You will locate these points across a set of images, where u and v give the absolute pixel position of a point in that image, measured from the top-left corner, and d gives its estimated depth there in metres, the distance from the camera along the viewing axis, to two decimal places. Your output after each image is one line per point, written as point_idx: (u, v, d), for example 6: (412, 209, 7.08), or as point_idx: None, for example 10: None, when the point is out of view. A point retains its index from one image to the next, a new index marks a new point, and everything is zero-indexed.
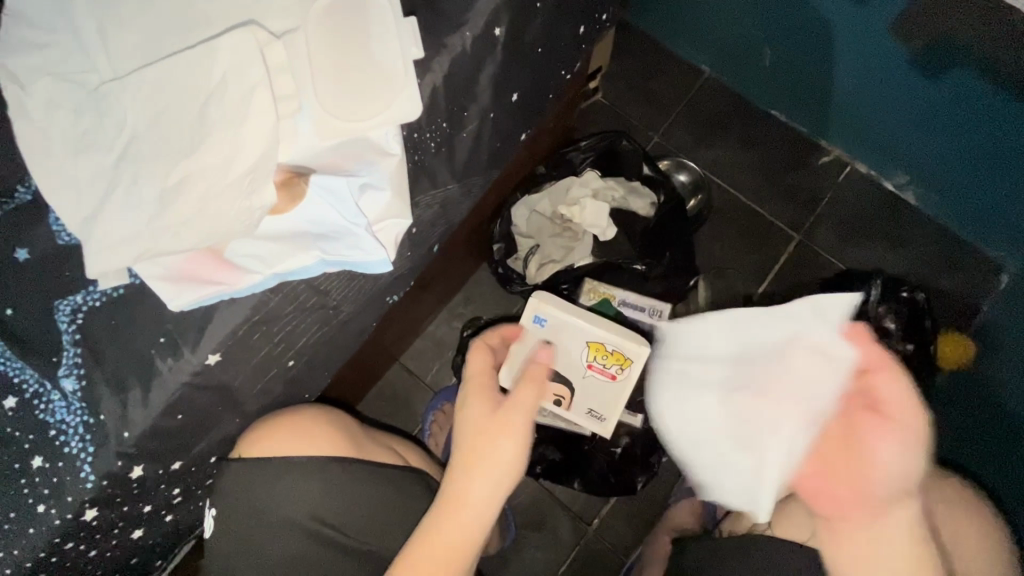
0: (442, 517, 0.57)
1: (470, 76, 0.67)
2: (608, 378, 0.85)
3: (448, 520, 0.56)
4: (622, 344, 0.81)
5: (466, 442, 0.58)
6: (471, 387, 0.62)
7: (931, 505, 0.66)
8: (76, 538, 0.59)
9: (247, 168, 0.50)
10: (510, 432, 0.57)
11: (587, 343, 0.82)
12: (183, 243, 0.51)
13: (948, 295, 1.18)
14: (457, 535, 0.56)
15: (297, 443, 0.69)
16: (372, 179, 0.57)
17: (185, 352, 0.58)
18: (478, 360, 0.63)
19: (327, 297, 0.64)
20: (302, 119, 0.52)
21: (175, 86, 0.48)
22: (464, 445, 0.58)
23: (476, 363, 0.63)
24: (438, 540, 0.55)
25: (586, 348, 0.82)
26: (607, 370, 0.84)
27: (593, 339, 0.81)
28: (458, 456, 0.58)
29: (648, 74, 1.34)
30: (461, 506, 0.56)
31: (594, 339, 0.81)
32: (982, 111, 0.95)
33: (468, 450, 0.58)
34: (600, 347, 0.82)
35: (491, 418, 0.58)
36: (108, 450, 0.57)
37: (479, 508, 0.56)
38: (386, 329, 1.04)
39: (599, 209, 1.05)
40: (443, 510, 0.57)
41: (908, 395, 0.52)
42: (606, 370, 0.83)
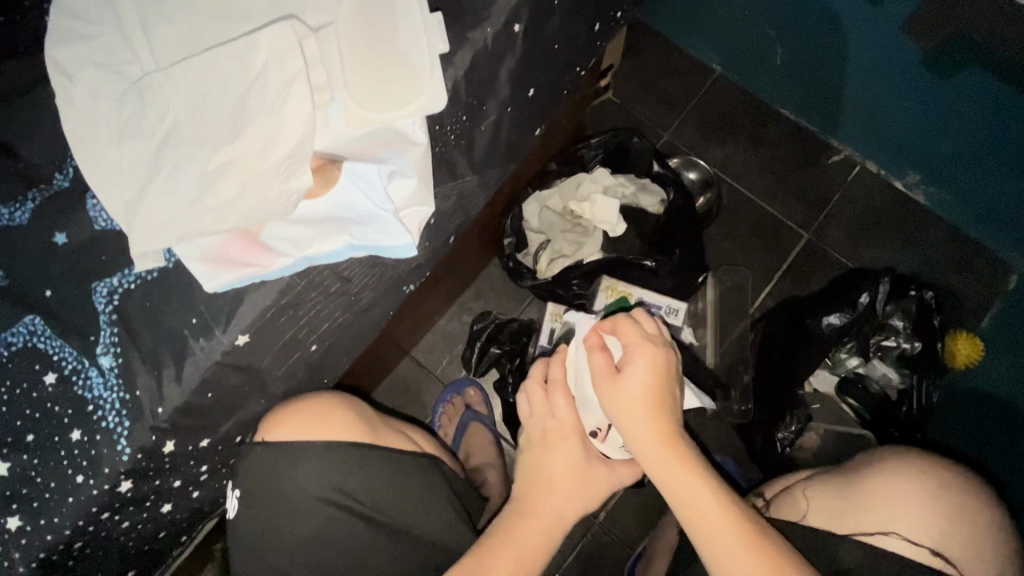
0: (526, 529, 0.62)
1: (490, 70, 0.69)
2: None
3: (527, 523, 0.62)
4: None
5: (564, 477, 0.64)
6: (563, 434, 0.65)
7: (931, 483, 0.66)
8: (111, 509, 0.62)
9: (287, 153, 0.52)
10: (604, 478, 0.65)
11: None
12: (223, 224, 0.53)
13: (958, 293, 1.19)
14: (543, 548, 0.62)
15: (317, 426, 0.72)
16: (400, 166, 0.60)
17: (216, 333, 0.61)
18: (569, 406, 0.66)
19: (350, 283, 0.67)
20: (334, 110, 0.55)
21: (217, 75, 0.50)
22: (558, 477, 0.64)
23: (569, 409, 0.66)
24: (525, 551, 0.61)
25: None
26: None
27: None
28: (550, 486, 0.64)
29: (659, 73, 1.36)
30: (548, 526, 0.63)
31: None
32: (998, 109, 0.96)
33: (562, 480, 0.64)
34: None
35: (592, 463, 0.65)
36: (143, 424, 0.60)
37: (560, 529, 0.63)
38: (400, 321, 1.06)
39: (609, 205, 1.08)
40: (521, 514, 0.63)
41: (643, 355, 0.59)
42: None
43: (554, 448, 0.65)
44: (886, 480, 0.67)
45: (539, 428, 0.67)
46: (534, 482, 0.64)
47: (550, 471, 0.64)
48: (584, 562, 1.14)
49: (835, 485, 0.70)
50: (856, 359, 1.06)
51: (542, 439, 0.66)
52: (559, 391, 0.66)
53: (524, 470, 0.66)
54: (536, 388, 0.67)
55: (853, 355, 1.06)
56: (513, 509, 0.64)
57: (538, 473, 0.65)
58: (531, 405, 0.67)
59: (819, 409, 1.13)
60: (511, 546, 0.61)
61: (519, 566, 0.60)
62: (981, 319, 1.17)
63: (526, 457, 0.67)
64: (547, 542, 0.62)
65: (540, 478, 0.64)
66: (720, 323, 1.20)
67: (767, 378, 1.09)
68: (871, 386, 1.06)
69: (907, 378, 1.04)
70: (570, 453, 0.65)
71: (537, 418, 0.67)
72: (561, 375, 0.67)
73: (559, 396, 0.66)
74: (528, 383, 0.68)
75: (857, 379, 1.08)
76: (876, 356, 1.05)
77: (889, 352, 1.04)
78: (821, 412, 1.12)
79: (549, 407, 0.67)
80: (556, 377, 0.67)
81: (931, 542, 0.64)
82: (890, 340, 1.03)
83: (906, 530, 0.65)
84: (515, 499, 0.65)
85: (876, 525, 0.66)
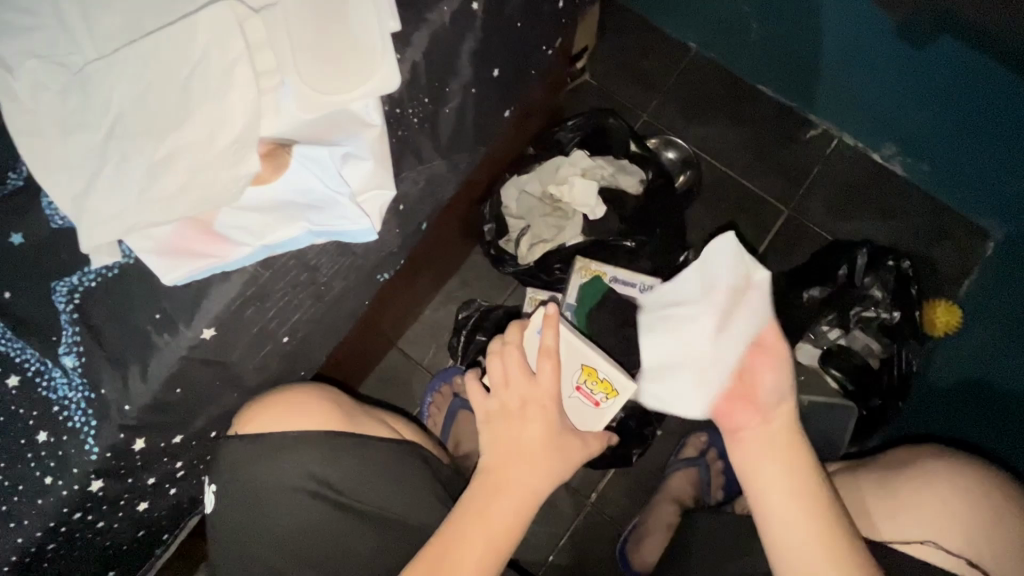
0: (499, 506, 0.60)
1: (450, 50, 0.68)
2: (595, 409, 0.72)
3: (498, 498, 0.61)
4: (615, 374, 0.69)
5: (538, 445, 0.63)
6: (545, 399, 0.65)
7: (975, 488, 0.65)
8: (84, 509, 0.61)
9: (234, 138, 0.51)
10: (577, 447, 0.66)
11: (579, 364, 0.71)
12: (173, 213, 0.52)
13: (937, 261, 1.19)
14: (514, 522, 0.60)
15: (292, 417, 0.71)
16: (355, 148, 0.59)
17: (180, 328, 0.60)
18: (554, 375, 0.65)
19: (318, 273, 0.67)
20: (284, 93, 0.54)
21: (153, 58, 0.48)
22: (531, 444, 0.63)
23: (553, 378, 0.65)
24: (498, 527, 0.60)
25: (575, 369, 0.71)
26: (594, 399, 0.71)
27: (589, 360, 0.70)
28: (524, 455, 0.63)
29: (634, 52, 1.35)
30: (521, 503, 0.61)
31: (590, 361, 0.70)
32: (967, 75, 0.96)
33: (539, 448, 0.63)
34: (594, 373, 0.71)
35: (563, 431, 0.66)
36: (110, 423, 0.59)
37: (532, 505, 0.62)
38: (383, 313, 1.05)
39: (587, 186, 1.05)
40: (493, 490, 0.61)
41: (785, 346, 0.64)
42: (592, 397, 0.71)
43: (530, 416, 0.65)
44: (926, 481, 0.67)
45: (516, 396, 0.66)
46: (506, 453, 0.63)
47: (522, 439, 0.64)
48: (579, 542, 1.15)
49: (875, 484, 0.70)
50: (838, 331, 1.05)
51: (520, 406, 0.65)
52: (550, 358, 0.65)
53: (492, 443, 0.64)
54: (515, 354, 0.67)
55: (834, 327, 1.05)
56: (485, 483, 0.62)
57: (516, 439, 0.64)
58: (508, 371, 0.66)
59: (804, 382, 1.11)
60: (483, 521, 0.59)
61: (488, 547, 0.58)
62: (961, 286, 1.18)
63: (495, 426, 0.65)
64: (520, 515, 0.61)
65: (512, 448, 0.63)
66: None
67: None
68: (854, 356, 1.05)
69: (889, 348, 1.04)
70: (547, 418, 0.65)
71: (512, 384, 0.66)
72: (554, 343, 0.66)
73: (545, 362, 0.65)
74: (507, 350, 0.67)
75: (840, 350, 1.06)
76: (857, 327, 1.05)
77: (870, 322, 1.04)
78: (807, 385, 1.10)
79: (529, 375, 0.66)
80: (550, 344, 0.65)
81: (966, 551, 0.62)
82: (871, 311, 1.03)
83: (940, 538, 0.64)
84: (485, 472, 0.63)
85: (909, 530, 0.65)
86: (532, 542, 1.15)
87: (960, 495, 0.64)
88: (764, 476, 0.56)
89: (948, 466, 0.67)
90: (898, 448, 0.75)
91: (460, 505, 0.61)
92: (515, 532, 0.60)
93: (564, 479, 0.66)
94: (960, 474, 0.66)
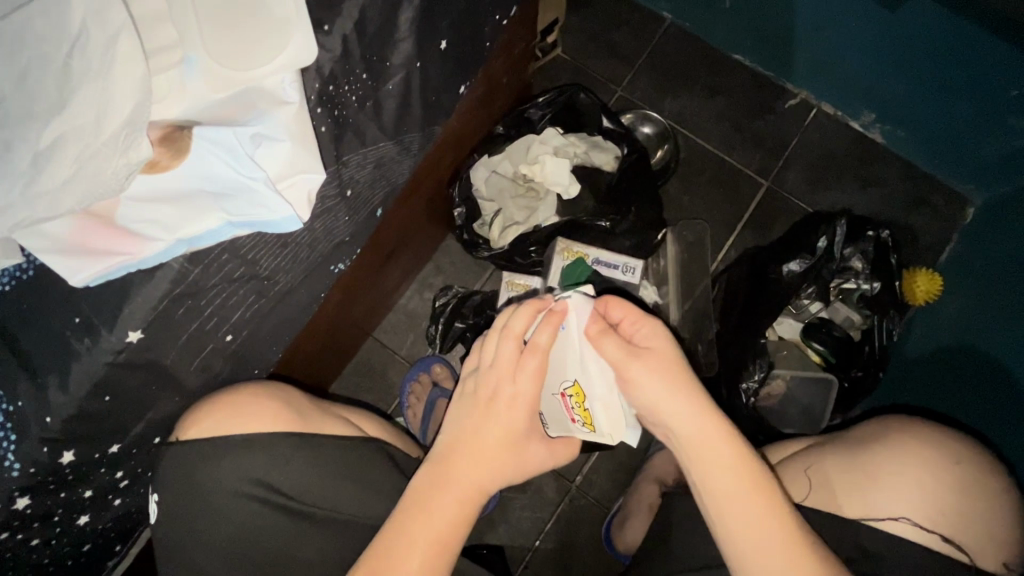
0: (442, 502, 0.56)
1: (386, 20, 0.63)
2: (570, 421, 0.61)
3: (440, 497, 0.56)
4: (603, 416, 0.56)
5: (496, 445, 0.57)
6: (521, 402, 0.57)
7: (945, 462, 0.63)
8: (12, 527, 0.58)
9: (122, 119, 0.46)
10: (538, 454, 0.60)
11: (571, 377, 0.58)
12: (63, 208, 0.48)
13: (916, 231, 1.17)
14: (456, 523, 0.56)
15: (238, 421, 0.67)
16: (266, 129, 0.55)
17: (102, 333, 0.55)
18: (535, 377, 0.56)
19: (257, 266, 0.63)
20: (189, 71, 0.50)
21: (22, 35, 0.43)
22: (490, 442, 0.57)
23: (534, 381, 0.57)
24: (437, 525, 0.56)
25: (567, 380, 0.58)
26: (572, 415, 0.60)
27: (584, 380, 0.56)
28: (478, 452, 0.57)
29: (606, 24, 1.30)
30: (464, 502, 0.57)
31: (583, 380, 0.57)
32: (942, 35, 0.92)
33: (496, 451, 0.57)
34: (582, 397, 0.57)
35: (526, 437, 0.59)
36: (30, 438, 0.55)
37: (477, 504, 0.58)
38: (356, 305, 1.01)
39: (559, 164, 1.01)
40: (439, 489, 0.57)
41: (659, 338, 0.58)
42: (570, 411, 0.60)
43: (497, 413, 0.57)
44: (895, 457, 0.63)
45: (490, 386, 0.58)
46: (463, 444, 0.57)
47: (480, 435, 0.57)
48: (563, 528, 1.13)
49: (843, 460, 0.66)
50: (819, 304, 1.04)
51: (489, 399, 0.58)
52: (536, 358, 0.56)
53: (453, 429, 0.59)
54: (511, 344, 0.56)
55: (815, 300, 1.03)
56: (434, 475, 0.57)
57: (478, 434, 0.57)
58: (492, 358, 0.58)
59: (786, 356, 1.07)
60: (424, 521, 0.56)
61: (428, 549, 0.55)
62: (940, 255, 1.16)
63: (462, 411, 0.59)
64: (463, 517, 0.57)
65: (470, 442, 0.58)
66: (686, 280, 1.15)
67: (733, 328, 1.03)
68: (836, 329, 1.02)
69: (869, 319, 1.02)
70: (514, 421, 0.57)
71: (495, 373, 0.57)
72: (548, 343, 0.55)
73: (532, 361, 0.56)
74: (506, 335, 0.56)
75: (822, 323, 1.04)
76: (837, 299, 1.05)
77: (850, 294, 1.04)
78: (787, 359, 1.06)
79: (515, 369, 0.57)
80: (540, 343, 0.55)
81: (936, 526, 0.61)
82: (851, 282, 1.02)
83: (912, 513, 0.61)
84: (437, 463, 0.58)
85: (879, 507, 0.62)
86: (513, 531, 1.13)
87: (932, 472, 0.62)
88: (712, 484, 0.55)
89: (917, 440, 0.64)
90: (866, 420, 0.71)
91: (409, 493, 0.58)
92: (457, 534, 0.57)
93: (519, 478, 0.61)
94: (932, 450, 0.63)
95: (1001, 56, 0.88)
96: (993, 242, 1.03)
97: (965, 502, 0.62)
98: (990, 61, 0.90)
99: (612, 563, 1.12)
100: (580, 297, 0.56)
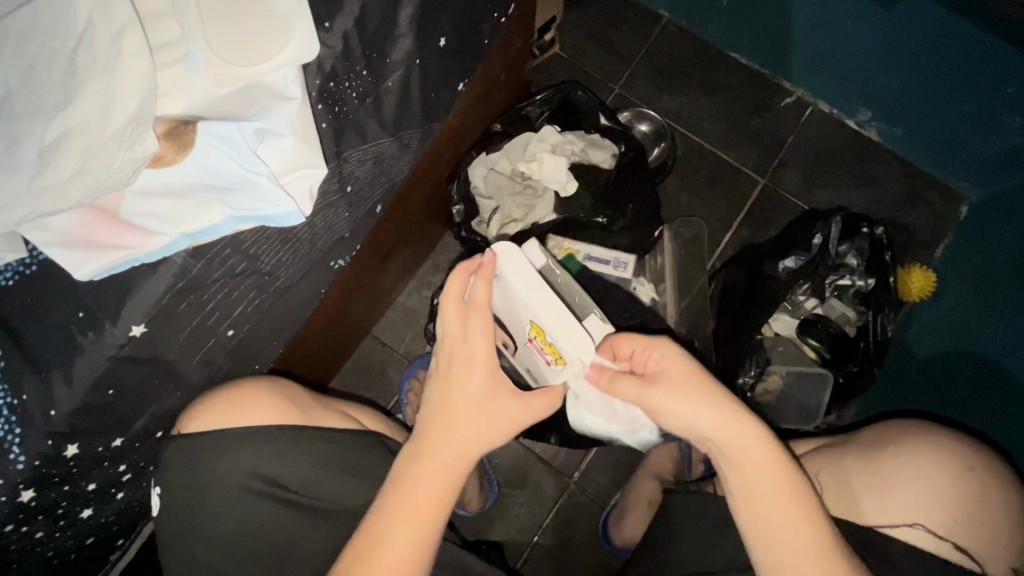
0: (419, 476, 0.57)
1: (387, 18, 0.63)
2: (548, 364, 0.66)
3: (416, 466, 0.57)
4: (561, 338, 0.60)
5: (463, 409, 0.58)
6: (481, 360, 0.58)
7: (961, 471, 0.63)
8: (17, 520, 0.58)
9: (130, 114, 0.47)
10: (516, 411, 0.59)
11: (528, 319, 0.62)
12: (71, 201, 0.48)
13: (910, 227, 1.18)
14: (436, 495, 0.56)
15: (240, 415, 0.68)
16: (271, 124, 0.55)
17: (106, 327, 0.55)
18: (483, 334, 0.58)
19: (259, 262, 0.63)
20: (192, 66, 0.51)
21: (27, 30, 0.43)
22: (457, 408, 0.58)
23: (483, 336, 0.58)
24: (417, 501, 0.56)
25: (525, 323, 0.63)
26: (545, 356, 0.65)
27: (537, 320, 0.60)
28: (448, 420, 0.58)
29: (602, 22, 1.31)
30: (443, 470, 0.57)
31: (536, 318, 0.60)
32: (936, 33, 0.93)
33: (463, 414, 0.58)
34: (542, 334, 0.62)
35: (495, 395, 0.58)
36: (36, 430, 0.55)
37: (457, 471, 0.58)
38: (355, 301, 1.01)
39: (557, 162, 1.02)
40: (413, 458, 0.58)
41: (674, 357, 0.60)
42: (544, 354, 0.65)
43: (458, 378, 0.58)
44: (907, 463, 0.64)
45: (448, 352, 0.59)
46: (432, 413, 0.58)
47: (447, 402, 0.58)
48: (561, 523, 1.14)
49: (857, 466, 0.67)
50: (814, 300, 1.04)
51: (449, 364, 0.59)
52: (479, 314, 0.58)
53: (424, 401, 0.60)
54: (453, 306, 0.59)
55: (810, 297, 1.04)
56: (411, 451, 0.58)
57: (444, 401, 0.58)
58: (444, 325, 0.60)
59: (782, 353, 1.07)
60: (403, 492, 0.56)
61: (412, 519, 0.55)
62: (934, 252, 1.17)
63: (431, 383, 0.60)
64: (446, 484, 0.57)
65: (440, 412, 0.58)
66: (683, 275, 1.15)
67: (728, 325, 1.05)
68: (831, 325, 1.04)
69: (863, 315, 1.03)
70: (475, 382, 0.58)
71: (449, 340, 0.59)
72: (484, 297, 0.58)
73: (475, 320, 0.58)
74: (445, 301, 0.59)
75: (817, 320, 1.05)
76: (833, 296, 1.04)
77: (845, 291, 1.04)
78: (783, 354, 1.07)
79: (465, 331, 0.58)
80: (478, 299, 0.58)
81: (951, 535, 0.61)
82: (846, 279, 1.02)
83: (924, 521, 0.62)
84: (414, 438, 0.59)
85: (896, 515, 0.63)
86: (512, 526, 1.14)
87: (948, 481, 0.63)
88: (754, 498, 0.54)
89: (930, 446, 0.65)
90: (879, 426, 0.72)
91: (392, 472, 0.59)
92: (442, 502, 0.57)
93: (502, 439, 0.60)
94: (949, 458, 0.64)
95: (994, 55, 0.89)
96: (988, 239, 1.04)
97: (981, 509, 0.62)
98: (982, 60, 0.91)
99: (611, 557, 1.13)
100: (504, 244, 0.61)
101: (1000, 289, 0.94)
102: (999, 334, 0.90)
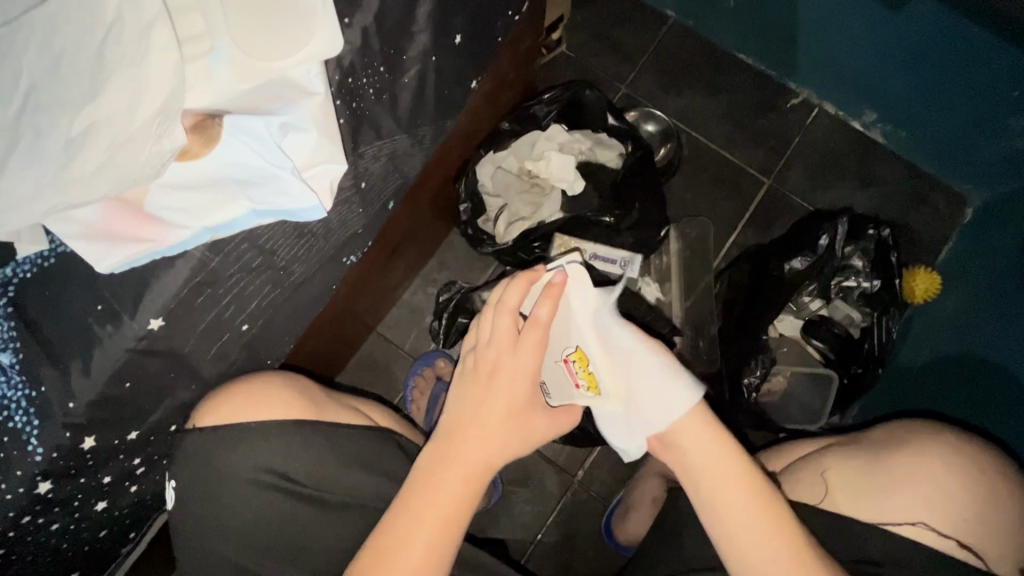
0: (449, 479, 0.57)
1: (405, 14, 0.63)
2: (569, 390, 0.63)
3: (446, 473, 0.57)
4: (606, 371, 0.62)
5: (499, 420, 0.58)
6: (529, 374, 0.59)
7: (971, 472, 0.64)
8: (33, 512, 0.59)
9: (156, 109, 0.48)
10: (546, 428, 0.61)
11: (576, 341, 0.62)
12: (97, 193, 0.50)
13: (915, 229, 1.18)
14: (462, 498, 0.57)
15: (252, 409, 0.68)
16: (294, 118, 0.56)
17: (125, 320, 0.55)
18: (535, 350, 0.58)
19: (274, 256, 0.64)
20: (216, 59, 0.51)
21: (55, 22, 0.42)
22: (493, 420, 0.58)
23: (534, 354, 0.58)
24: (442, 503, 0.56)
25: (571, 345, 0.62)
26: (576, 380, 0.62)
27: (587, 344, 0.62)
28: (483, 428, 0.58)
29: (610, 21, 1.31)
30: (471, 476, 0.58)
31: (585, 345, 0.62)
32: (945, 36, 0.93)
33: (500, 425, 0.58)
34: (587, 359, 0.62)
35: (531, 410, 0.60)
36: (53, 422, 0.55)
37: (483, 478, 0.59)
38: (363, 297, 1.01)
39: (565, 160, 1.02)
40: (442, 462, 0.58)
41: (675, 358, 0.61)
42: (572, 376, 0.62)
43: (498, 388, 0.59)
44: (915, 462, 0.65)
45: (491, 360, 0.59)
46: (467, 420, 0.58)
47: (483, 410, 0.59)
48: (565, 522, 1.14)
49: (859, 463, 0.68)
50: (819, 301, 1.04)
51: (491, 371, 0.59)
52: (536, 332, 0.58)
53: (458, 406, 0.60)
54: (507, 318, 0.58)
55: (815, 297, 1.04)
56: (438, 453, 0.58)
57: (481, 410, 0.58)
58: (491, 335, 0.59)
59: (786, 352, 1.08)
60: (430, 496, 0.56)
61: (438, 525, 0.56)
62: (939, 254, 1.17)
63: (464, 387, 0.60)
64: (472, 491, 0.58)
65: (474, 418, 0.58)
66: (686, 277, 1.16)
67: (733, 325, 1.05)
68: (836, 326, 1.03)
69: (870, 317, 1.02)
70: (514, 394, 0.58)
71: (494, 350, 0.59)
72: (547, 318, 0.58)
73: (532, 336, 0.58)
74: (501, 311, 0.59)
75: (822, 320, 1.05)
76: (838, 297, 1.05)
77: (850, 292, 1.04)
78: (787, 355, 1.08)
79: (515, 345, 0.59)
80: (540, 317, 0.58)
81: (956, 533, 0.62)
82: (851, 281, 1.02)
83: (930, 519, 0.63)
84: (441, 441, 0.59)
85: (901, 513, 0.64)
86: (515, 524, 1.14)
87: (956, 481, 0.63)
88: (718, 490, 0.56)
89: (938, 446, 0.65)
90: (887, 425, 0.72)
91: (414, 473, 0.59)
92: (469, 506, 0.58)
93: (524, 451, 0.61)
94: (957, 458, 0.64)
95: (1002, 60, 0.90)
96: (995, 240, 1.04)
97: (991, 508, 0.62)
98: (995, 65, 0.91)
99: (613, 556, 1.13)
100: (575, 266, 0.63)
101: (1004, 291, 0.94)
102: (1002, 334, 0.91)
